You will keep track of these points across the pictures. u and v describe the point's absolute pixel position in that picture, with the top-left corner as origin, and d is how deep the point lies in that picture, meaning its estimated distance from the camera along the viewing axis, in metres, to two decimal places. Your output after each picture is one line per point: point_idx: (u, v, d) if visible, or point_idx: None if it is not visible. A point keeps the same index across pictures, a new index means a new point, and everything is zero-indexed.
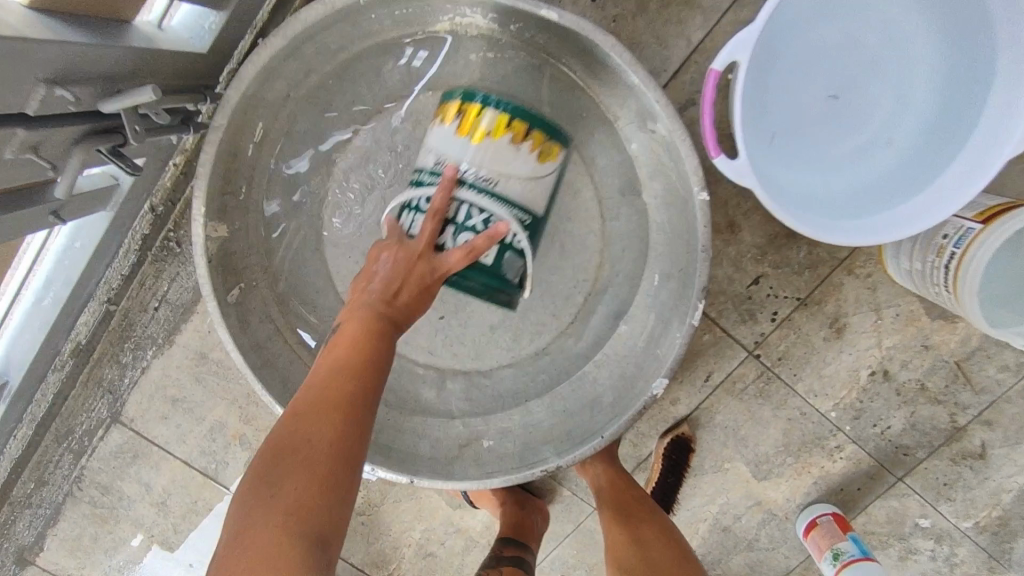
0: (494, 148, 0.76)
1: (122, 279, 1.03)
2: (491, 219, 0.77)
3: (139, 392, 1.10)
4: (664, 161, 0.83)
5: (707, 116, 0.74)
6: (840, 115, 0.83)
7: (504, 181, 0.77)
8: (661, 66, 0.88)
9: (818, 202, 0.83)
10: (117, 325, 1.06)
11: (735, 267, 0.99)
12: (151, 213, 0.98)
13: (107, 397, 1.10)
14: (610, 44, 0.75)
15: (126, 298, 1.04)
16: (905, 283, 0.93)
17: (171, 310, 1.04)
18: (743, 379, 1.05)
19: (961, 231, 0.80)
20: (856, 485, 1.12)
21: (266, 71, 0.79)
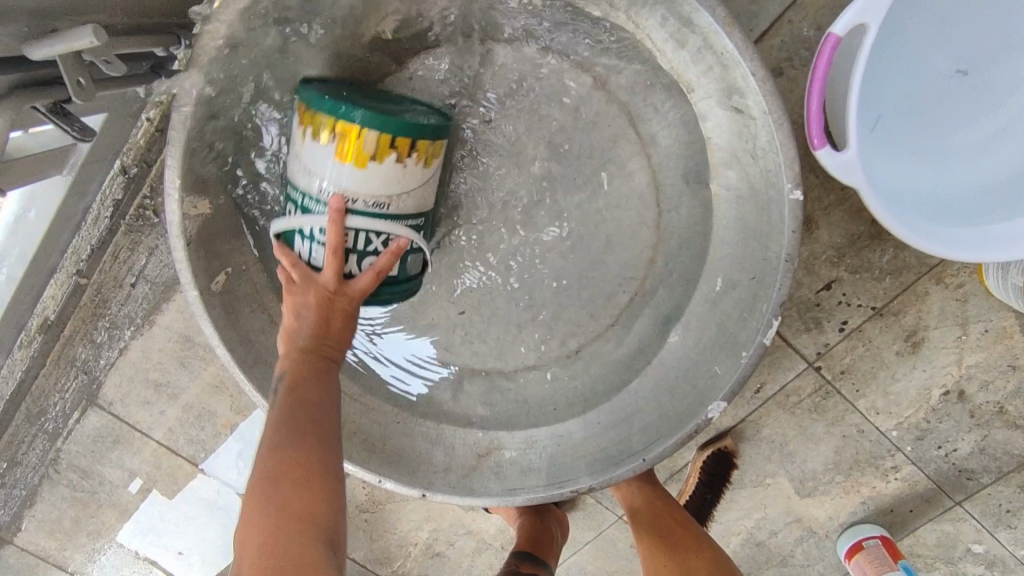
0: (381, 175, 0.61)
1: (91, 249, 0.88)
2: (391, 240, 0.64)
3: (116, 374, 0.97)
4: (746, 147, 0.67)
5: (816, 96, 0.58)
6: (965, 97, 0.66)
7: (397, 203, 0.63)
8: (747, 24, 0.71)
9: (927, 203, 0.67)
10: (89, 301, 0.92)
11: (805, 270, 0.85)
12: (123, 175, 0.83)
13: (81, 377, 0.98)
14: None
15: (98, 271, 0.90)
16: (1009, 301, 0.80)
17: (150, 288, 0.90)
18: (799, 392, 0.92)
19: None
20: (908, 507, 1.03)
21: (257, 11, 0.62)
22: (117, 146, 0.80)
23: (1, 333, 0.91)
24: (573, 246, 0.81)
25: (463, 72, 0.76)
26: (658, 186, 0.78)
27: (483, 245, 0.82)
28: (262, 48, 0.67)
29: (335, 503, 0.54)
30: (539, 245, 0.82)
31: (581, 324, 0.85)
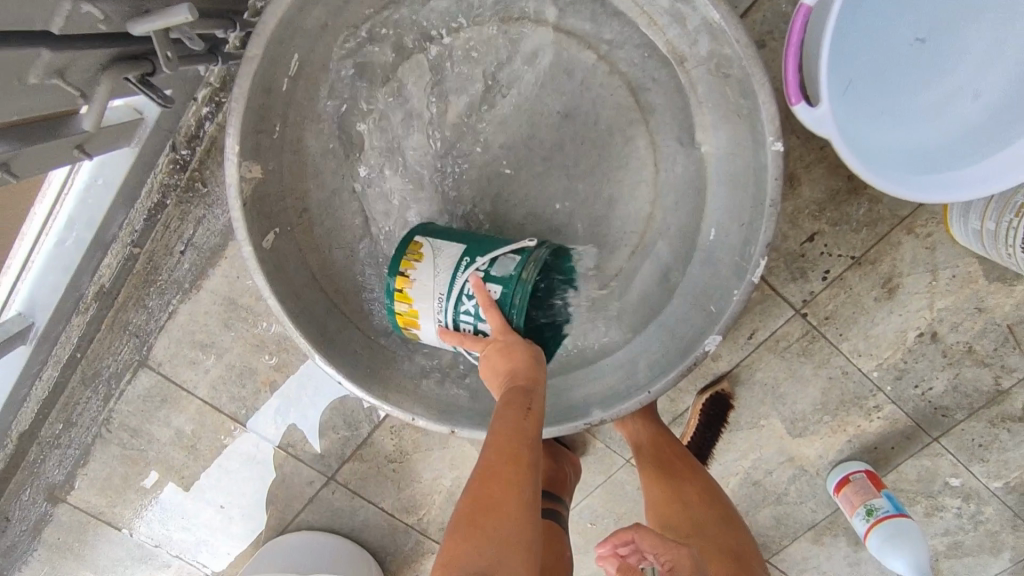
0: (420, 290, 0.83)
1: (144, 221, 0.97)
2: (465, 288, 0.81)
3: (165, 337, 1.07)
4: (734, 107, 0.77)
5: (791, 59, 0.69)
6: (925, 62, 0.76)
7: (440, 274, 0.82)
8: None
9: (893, 154, 0.78)
10: (141, 269, 1.01)
11: (790, 224, 0.95)
12: (174, 153, 0.93)
13: (133, 341, 1.07)
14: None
15: (150, 240, 0.99)
16: (970, 245, 0.90)
17: (198, 255, 0.99)
18: (788, 337, 1.02)
19: None
20: (890, 444, 1.13)
21: None
22: (172, 123, 0.90)
23: (63, 299, 1.00)
24: (583, 205, 0.91)
25: (482, 50, 0.86)
26: (657, 147, 0.87)
27: (500, 204, 0.92)
28: (309, 29, 0.76)
29: (526, 495, 0.63)
30: (551, 205, 0.91)
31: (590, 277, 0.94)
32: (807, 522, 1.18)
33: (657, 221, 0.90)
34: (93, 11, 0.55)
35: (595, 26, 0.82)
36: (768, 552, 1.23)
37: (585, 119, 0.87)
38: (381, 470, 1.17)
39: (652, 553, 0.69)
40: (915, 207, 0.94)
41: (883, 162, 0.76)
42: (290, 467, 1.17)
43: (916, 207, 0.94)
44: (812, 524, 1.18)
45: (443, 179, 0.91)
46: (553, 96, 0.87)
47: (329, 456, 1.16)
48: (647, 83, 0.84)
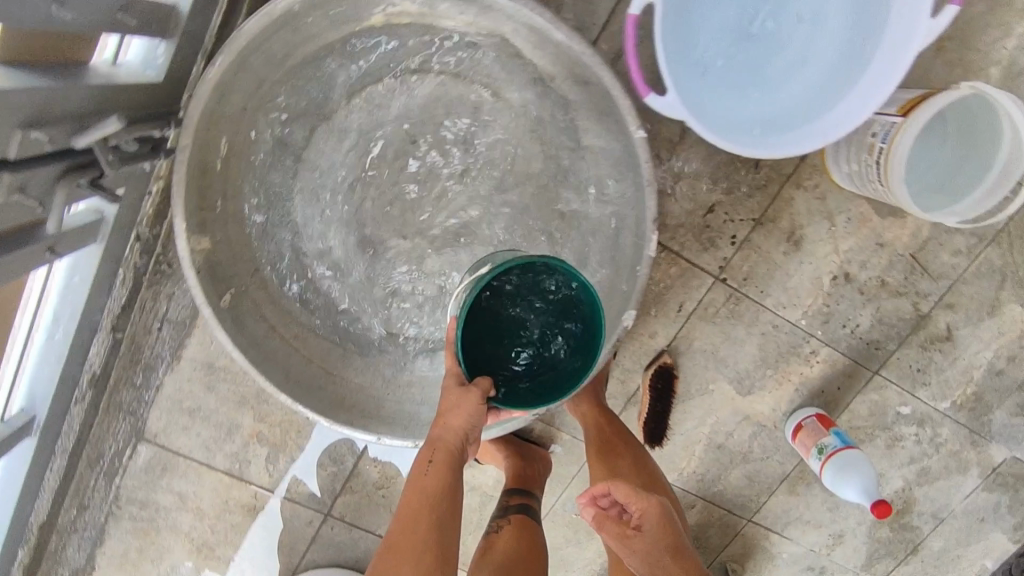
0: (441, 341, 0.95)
1: (122, 307, 1.08)
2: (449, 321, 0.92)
3: (157, 409, 1.16)
4: (602, 110, 0.88)
5: (633, 58, 0.79)
6: (762, 42, 0.86)
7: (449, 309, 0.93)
8: (590, 20, 0.93)
9: (752, 123, 0.87)
10: (127, 351, 1.12)
11: (691, 201, 1.05)
12: (139, 241, 1.04)
13: (129, 417, 1.17)
14: (537, 10, 0.80)
15: (130, 323, 1.10)
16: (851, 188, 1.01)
17: (174, 327, 1.11)
18: (714, 303, 1.12)
19: (886, 126, 0.87)
20: (836, 385, 1.21)
21: (221, 87, 0.83)
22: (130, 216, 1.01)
23: (62, 391, 1.07)
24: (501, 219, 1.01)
25: None
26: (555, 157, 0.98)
27: (428, 236, 1.01)
28: (230, 113, 0.88)
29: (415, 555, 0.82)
30: (474, 224, 1.01)
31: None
32: (778, 473, 1.26)
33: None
34: (41, 135, 0.68)
35: (477, 63, 0.93)
36: (750, 510, 1.29)
37: (489, 145, 0.97)
38: (373, 499, 1.24)
39: (626, 502, 0.85)
40: (797, 165, 1.04)
41: (742, 129, 0.86)
42: (290, 512, 1.25)
43: (798, 165, 1.05)
44: (784, 476, 1.26)
45: (374, 221, 1.00)
46: (455, 131, 0.97)
47: (325, 494, 1.24)
48: (533, 104, 0.95)
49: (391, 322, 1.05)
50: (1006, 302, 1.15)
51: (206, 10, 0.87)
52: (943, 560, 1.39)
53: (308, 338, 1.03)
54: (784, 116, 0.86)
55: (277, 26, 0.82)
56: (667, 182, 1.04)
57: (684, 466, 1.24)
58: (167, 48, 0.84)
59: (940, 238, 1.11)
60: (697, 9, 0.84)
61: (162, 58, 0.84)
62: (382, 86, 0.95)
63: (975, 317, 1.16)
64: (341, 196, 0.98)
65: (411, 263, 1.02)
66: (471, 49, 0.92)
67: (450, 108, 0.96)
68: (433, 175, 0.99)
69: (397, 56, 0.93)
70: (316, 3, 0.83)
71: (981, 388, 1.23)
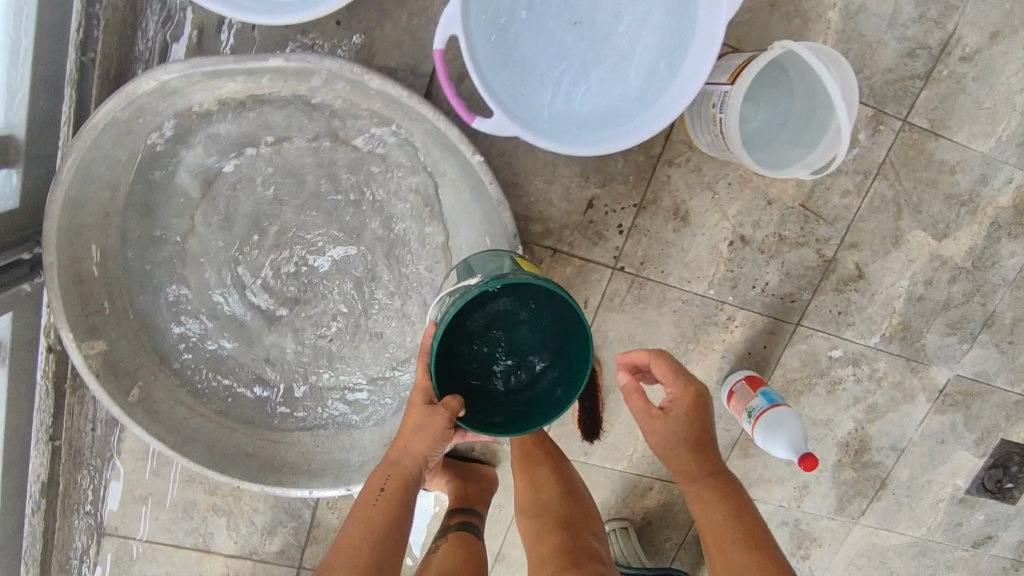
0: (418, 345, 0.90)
1: (52, 416, 1.11)
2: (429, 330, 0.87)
3: (110, 503, 1.19)
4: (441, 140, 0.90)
5: (450, 91, 0.81)
6: (582, 39, 0.86)
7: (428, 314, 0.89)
8: (421, 54, 0.96)
9: (587, 122, 0.88)
10: (68, 455, 1.15)
11: (568, 200, 1.06)
12: (52, 351, 1.07)
13: (86, 516, 1.20)
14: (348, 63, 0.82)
15: (64, 429, 1.13)
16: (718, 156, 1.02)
17: (106, 424, 1.14)
18: (619, 293, 1.13)
19: (721, 96, 0.89)
20: (761, 345, 1.21)
21: (71, 202, 0.85)
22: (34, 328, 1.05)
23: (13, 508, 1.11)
24: (385, 259, 1.03)
25: None
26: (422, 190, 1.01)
27: (321, 289, 1.03)
28: (91, 219, 0.91)
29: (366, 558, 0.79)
30: (360, 269, 1.03)
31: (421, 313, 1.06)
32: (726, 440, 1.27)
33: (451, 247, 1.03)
34: None
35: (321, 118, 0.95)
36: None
37: (355, 190, 0.99)
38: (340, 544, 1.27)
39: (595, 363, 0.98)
40: (664, 143, 1.05)
41: (579, 132, 0.87)
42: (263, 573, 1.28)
43: (665, 144, 1.06)
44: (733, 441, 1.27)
45: (263, 286, 1.02)
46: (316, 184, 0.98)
47: (292, 550, 1.26)
48: (386, 145, 0.97)
49: (305, 377, 1.08)
50: (906, 230, 1.15)
51: (48, 127, 0.92)
52: (914, 487, 1.40)
53: (228, 410, 1.05)
54: (617, 109, 0.88)
55: (107, 135, 0.83)
56: (539, 188, 1.06)
57: (631, 452, 1.25)
58: (16, 176, 0.90)
59: (825, 183, 1.11)
60: (509, 20, 0.84)
61: (13, 185, 0.90)
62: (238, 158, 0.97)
63: (881, 251, 1.16)
64: (224, 269, 1.00)
65: (310, 319, 1.05)
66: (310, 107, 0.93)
67: (304, 161, 0.97)
68: (308, 230, 1.00)
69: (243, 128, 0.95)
70: (140, 105, 0.83)
71: (907, 317, 1.23)
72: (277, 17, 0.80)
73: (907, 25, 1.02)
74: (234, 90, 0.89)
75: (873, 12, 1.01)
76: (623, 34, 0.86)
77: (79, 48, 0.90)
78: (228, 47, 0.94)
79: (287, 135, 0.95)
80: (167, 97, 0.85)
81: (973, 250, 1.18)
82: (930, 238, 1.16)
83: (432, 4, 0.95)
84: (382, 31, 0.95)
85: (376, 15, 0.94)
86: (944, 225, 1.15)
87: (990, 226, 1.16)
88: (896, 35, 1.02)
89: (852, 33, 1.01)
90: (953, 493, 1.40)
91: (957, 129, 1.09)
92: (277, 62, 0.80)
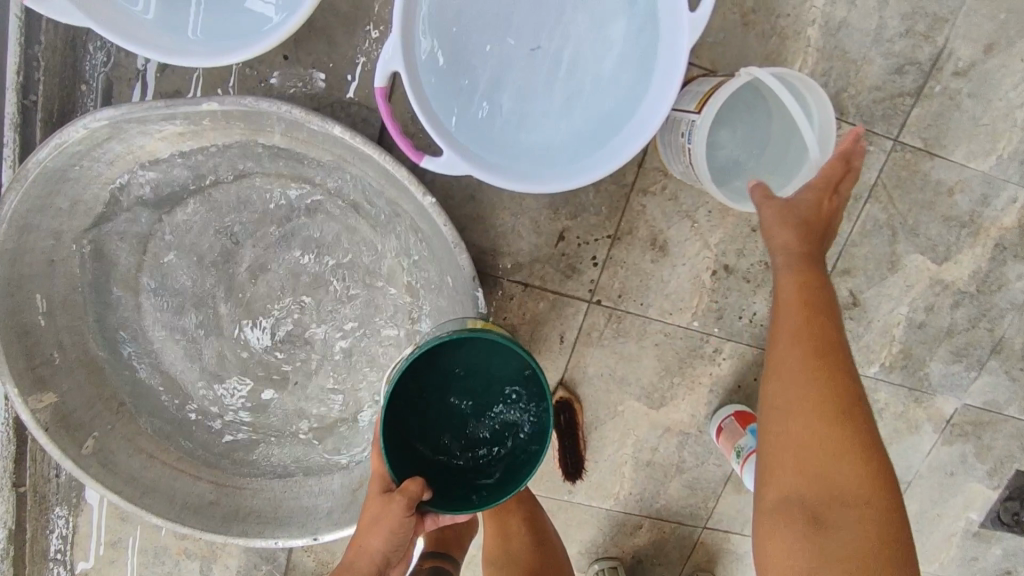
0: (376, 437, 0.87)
1: (12, 461, 1.10)
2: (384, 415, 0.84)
3: (79, 549, 1.17)
4: (391, 180, 0.87)
5: (392, 128, 0.77)
6: (541, 73, 0.84)
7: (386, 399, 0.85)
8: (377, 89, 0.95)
9: (546, 157, 0.84)
10: (34, 501, 1.13)
11: (537, 234, 1.02)
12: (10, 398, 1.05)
13: (56, 561, 1.17)
14: (288, 105, 0.80)
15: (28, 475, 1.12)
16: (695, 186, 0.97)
17: None
18: (596, 327, 1.08)
19: (689, 124, 0.84)
20: (752, 377, 1.15)
21: (9, 254, 0.84)
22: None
23: None
24: (347, 298, 1.00)
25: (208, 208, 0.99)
26: (381, 228, 0.97)
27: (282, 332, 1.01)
28: (36, 268, 0.89)
29: None
30: (321, 311, 1.00)
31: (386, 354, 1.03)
32: (719, 477, 1.20)
33: (414, 285, 0.99)
34: None
35: (276, 158, 0.94)
36: (702, 521, 1.23)
37: (312, 228, 0.98)
38: None
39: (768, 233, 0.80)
40: (636, 172, 1.00)
41: (536, 167, 0.83)
42: None
43: (638, 172, 1.01)
44: (726, 477, 1.20)
45: (221, 329, 0.99)
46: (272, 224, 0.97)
47: None
48: (343, 182, 0.95)
49: (269, 421, 1.04)
50: (903, 253, 1.08)
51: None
52: (925, 522, 1.31)
53: (192, 456, 1.03)
54: (578, 144, 0.84)
55: (43, 184, 0.81)
56: (506, 221, 1.01)
57: (617, 491, 1.18)
58: None
59: None
60: (465, 57, 0.82)
61: None
62: (193, 200, 0.96)
63: (876, 277, 1.09)
64: (184, 311, 0.99)
65: (273, 361, 1.02)
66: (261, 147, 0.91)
67: (256, 197, 0.97)
68: (266, 271, 0.98)
69: (197, 170, 0.94)
70: (76, 154, 0.82)
71: (908, 344, 1.15)
72: (216, 59, 0.79)
73: (890, 41, 0.96)
74: (176, 132, 0.86)
75: (854, 28, 0.96)
76: (582, 66, 0.83)
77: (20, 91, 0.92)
78: (183, 90, 0.94)
79: (242, 173, 0.95)
80: (104, 143, 0.83)
81: (976, 273, 1.10)
82: (930, 262, 1.09)
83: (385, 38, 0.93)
84: (336, 68, 0.94)
85: (327, 51, 0.94)
86: (943, 247, 1.08)
87: (993, 247, 1.09)
88: (877, 51, 0.97)
89: (830, 51, 0.96)
90: (969, 528, 1.31)
91: (950, 147, 1.02)
92: (211, 105, 0.78)
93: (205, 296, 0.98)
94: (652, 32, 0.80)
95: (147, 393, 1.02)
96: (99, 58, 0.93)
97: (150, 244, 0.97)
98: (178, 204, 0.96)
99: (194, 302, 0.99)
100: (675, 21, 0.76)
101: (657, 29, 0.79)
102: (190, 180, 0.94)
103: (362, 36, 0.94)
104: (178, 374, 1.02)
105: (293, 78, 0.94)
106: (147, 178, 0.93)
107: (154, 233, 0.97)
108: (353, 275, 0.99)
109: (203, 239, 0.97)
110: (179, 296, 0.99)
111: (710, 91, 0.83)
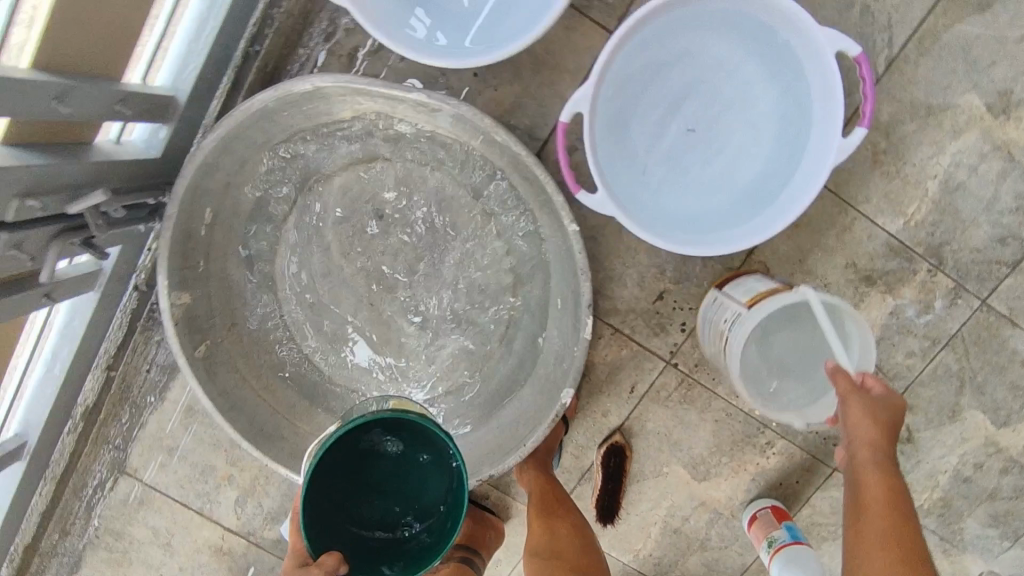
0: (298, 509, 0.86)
1: (116, 349, 1.19)
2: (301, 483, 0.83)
3: (139, 445, 1.25)
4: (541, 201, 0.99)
5: (564, 158, 0.90)
6: (689, 150, 0.97)
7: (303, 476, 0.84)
8: (542, 122, 1.09)
9: (676, 220, 0.95)
10: (117, 389, 1.22)
11: (640, 287, 1.12)
12: (137, 290, 1.16)
13: (113, 451, 1.26)
14: (482, 114, 0.92)
15: (121, 364, 1.21)
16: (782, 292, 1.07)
17: (160, 371, 1.22)
18: (666, 387, 1.16)
19: (735, 317, 0.97)
20: (794, 479, 1.20)
21: (202, 166, 0.94)
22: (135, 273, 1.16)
23: (57, 421, 1.19)
24: (460, 292, 1.11)
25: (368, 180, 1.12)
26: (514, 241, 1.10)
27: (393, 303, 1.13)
28: (216, 188, 1.01)
29: None
30: (434, 294, 1.12)
31: (476, 350, 1.14)
32: (736, 564, 1.24)
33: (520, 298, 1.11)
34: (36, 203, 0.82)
35: (442, 155, 1.07)
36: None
37: (451, 227, 1.10)
38: None
39: (847, 420, 0.85)
40: (744, 259, 1.10)
41: (665, 226, 0.94)
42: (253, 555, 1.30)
43: (745, 260, 1.10)
44: (743, 567, 1.24)
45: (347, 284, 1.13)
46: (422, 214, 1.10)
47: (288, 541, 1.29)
48: (491, 193, 1.08)
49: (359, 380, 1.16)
50: (966, 406, 1.14)
51: (205, 97, 1.06)
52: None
53: (281, 390, 1.13)
54: (705, 217, 0.96)
55: (256, 117, 0.93)
56: (616, 268, 1.12)
57: (639, 548, 1.23)
58: (165, 131, 1.02)
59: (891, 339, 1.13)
60: (632, 118, 0.95)
61: (160, 138, 1.02)
62: (360, 170, 1.09)
63: (936, 420, 1.15)
64: (319, 261, 1.12)
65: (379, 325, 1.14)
66: (436, 143, 1.05)
67: (412, 185, 1.09)
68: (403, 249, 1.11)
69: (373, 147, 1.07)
70: (293, 103, 0.95)
71: (950, 494, 1.19)
72: (437, 61, 0.93)
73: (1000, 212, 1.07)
74: (369, 108, 1.01)
75: (970, 193, 1.07)
76: (730, 151, 0.96)
77: (250, 40, 1.05)
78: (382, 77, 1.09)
79: (408, 162, 1.08)
80: (313, 100, 0.96)
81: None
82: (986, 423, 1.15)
83: (563, 82, 1.08)
84: (514, 94, 1.08)
85: (511, 78, 1.08)
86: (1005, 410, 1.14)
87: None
88: (987, 216, 1.07)
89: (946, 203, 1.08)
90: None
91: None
92: (421, 95, 0.91)
93: (346, 255, 1.12)
94: (797, 143, 0.92)
95: (256, 324, 1.14)
96: (318, 30, 1.08)
97: (310, 194, 1.10)
98: (349, 170, 1.10)
99: (330, 256, 1.12)
100: (824, 139, 0.88)
101: (803, 142, 0.92)
102: (364, 153, 1.08)
103: (540, 78, 1.08)
104: (296, 315, 1.14)
105: (476, 93, 1.09)
106: (331, 142, 1.07)
107: (318, 188, 1.10)
108: (471, 274, 1.11)
109: (357, 205, 1.10)
110: (320, 247, 1.11)
111: (761, 293, 0.96)
